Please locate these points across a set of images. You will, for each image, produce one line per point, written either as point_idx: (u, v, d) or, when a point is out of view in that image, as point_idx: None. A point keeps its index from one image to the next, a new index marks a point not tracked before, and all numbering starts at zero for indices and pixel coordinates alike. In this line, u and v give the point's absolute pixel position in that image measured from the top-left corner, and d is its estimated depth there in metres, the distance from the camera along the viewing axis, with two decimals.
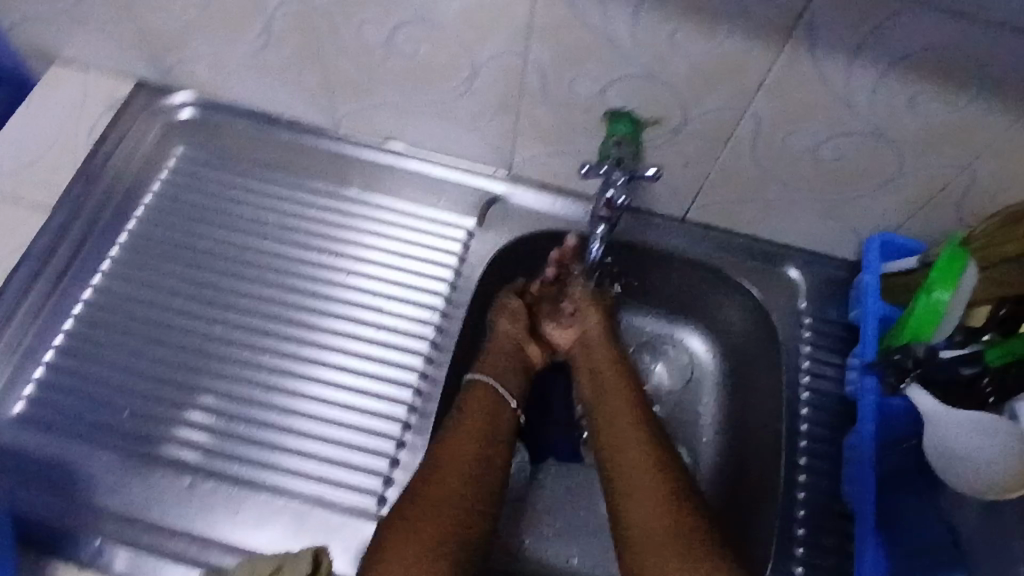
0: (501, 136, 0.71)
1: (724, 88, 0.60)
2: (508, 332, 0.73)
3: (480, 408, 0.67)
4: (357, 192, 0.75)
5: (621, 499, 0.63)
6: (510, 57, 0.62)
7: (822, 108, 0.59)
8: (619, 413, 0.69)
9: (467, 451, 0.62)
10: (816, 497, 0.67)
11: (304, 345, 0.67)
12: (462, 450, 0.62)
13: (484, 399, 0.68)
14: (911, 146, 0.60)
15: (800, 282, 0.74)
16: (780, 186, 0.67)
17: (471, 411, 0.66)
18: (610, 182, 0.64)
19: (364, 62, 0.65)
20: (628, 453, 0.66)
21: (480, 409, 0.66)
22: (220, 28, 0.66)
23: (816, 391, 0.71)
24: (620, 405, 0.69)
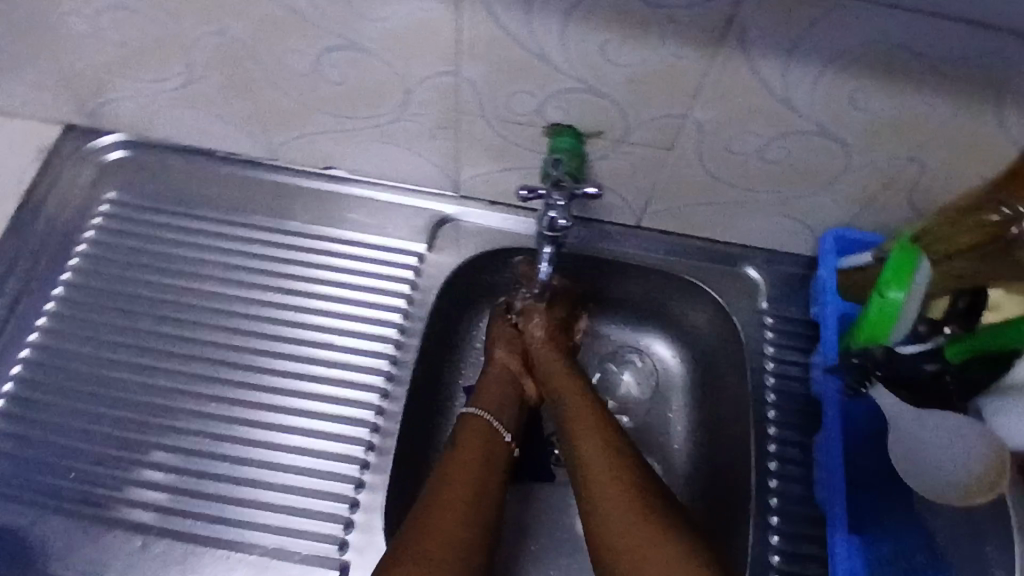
0: (443, 157, 0.68)
1: (662, 97, 0.57)
2: (504, 362, 0.71)
3: (474, 441, 0.64)
4: (301, 224, 0.73)
5: (599, 525, 0.60)
6: (441, 78, 0.59)
7: (764, 110, 0.57)
8: (587, 431, 0.66)
9: (463, 491, 0.60)
10: (790, 503, 0.65)
11: (253, 389, 0.66)
12: (458, 490, 0.60)
13: (477, 430, 0.65)
14: (857, 141, 0.58)
15: (759, 282, 0.73)
16: (731, 189, 0.65)
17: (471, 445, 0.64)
18: (550, 203, 0.61)
19: (291, 91, 0.63)
20: (599, 475, 0.63)
21: (471, 442, 0.64)
22: (142, 66, 0.64)
23: (782, 393, 0.69)
24: (589, 423, 0.66)
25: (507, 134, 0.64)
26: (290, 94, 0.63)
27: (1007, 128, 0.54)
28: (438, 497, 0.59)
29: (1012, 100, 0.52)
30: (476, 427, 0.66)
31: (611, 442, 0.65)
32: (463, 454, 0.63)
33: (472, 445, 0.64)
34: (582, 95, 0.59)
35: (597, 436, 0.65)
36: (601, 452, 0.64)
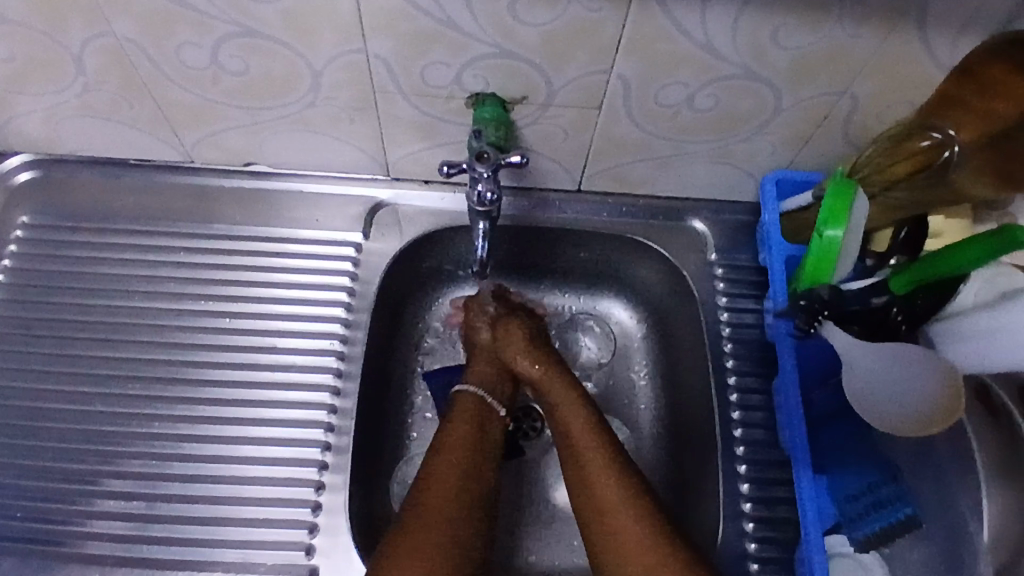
0: (367, 140, 0.65)
1: (582, 54, 0.55)
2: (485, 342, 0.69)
3: (465, 422, 0.63)
4: (230, 225, 0.70)
5: (580, 501, 0.59)
6: (349, 58, 0.56)
7: (687, 58, 0.55)
8: (565, 404, 0.64)
9: (454, 474, 0.59)
10: (757, 451, 0.65)
11: (199, 402, 0.64)
12: (450, 467, 0.59)
13: (469, 411, 0.64)
14: (784, 80, 0.56)
15: (706, 233, 0.72)
16: (666, 142, 0.64)
17: (456, 428, 0.62)
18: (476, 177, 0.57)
19: (195, 87, 0.60)
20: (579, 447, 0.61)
21: (464, 418, 0.63)
22: (30, 79, 0.60)
23: (739, 342, 0.68)
24: (565, 398, 0.64)
25: (428, 109, 0.61)
26: (194, 91, 0.60)
27: (932, 50, 0.52)
28: (431, 479, 0.59)
29: (934, 19, 0.50)
30: (470, 405, 0.64)
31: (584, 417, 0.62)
32: (455, 431, 0.62)
33: (461, 425, 0.62)
34: (498, 60, 0.56)
35: (575, 413, 0.63)
36: (579, 429, 0.62)
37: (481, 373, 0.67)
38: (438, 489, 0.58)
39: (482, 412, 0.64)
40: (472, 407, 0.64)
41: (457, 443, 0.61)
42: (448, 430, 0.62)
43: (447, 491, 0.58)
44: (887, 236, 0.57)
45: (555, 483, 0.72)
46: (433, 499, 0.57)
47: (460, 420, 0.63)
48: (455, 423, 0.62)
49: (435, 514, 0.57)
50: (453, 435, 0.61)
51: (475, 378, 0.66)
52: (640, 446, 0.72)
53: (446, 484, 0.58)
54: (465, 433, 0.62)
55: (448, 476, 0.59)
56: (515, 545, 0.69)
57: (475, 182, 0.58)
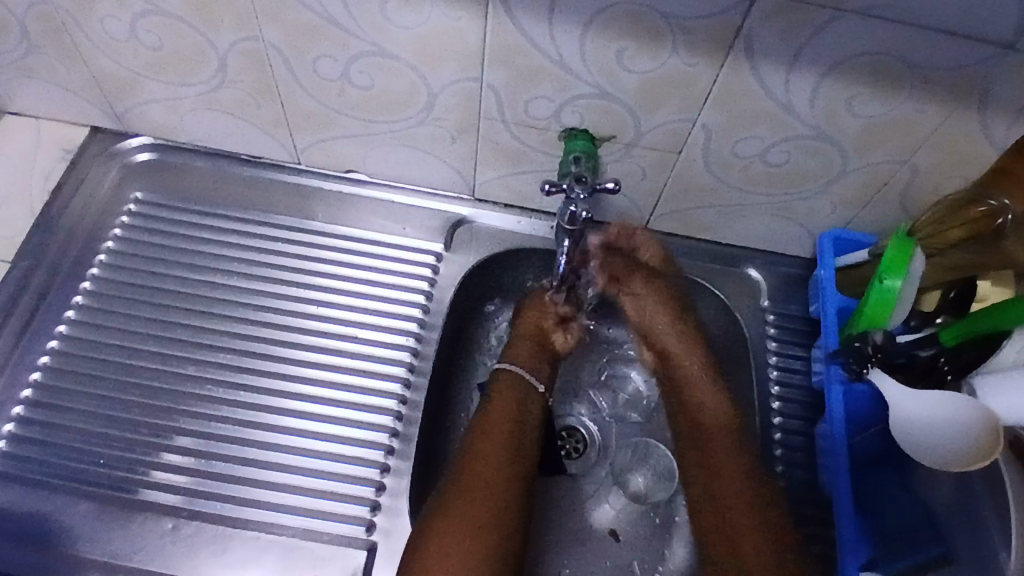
0: (462, 160, 0.72)
1: (673, 102, 0.62)
2: (529, 323, 0.75)
3: (507, 407, 0.70)
4: (323, 223, 0.76)
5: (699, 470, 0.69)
6: (464, 84, 0.63)
7: (767, 115, 0.61)
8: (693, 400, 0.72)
9: (499, 443, 0.67)
10: (795, 488, 0.69)
11: (278, 378, 0.69)
12: (495, 436, 0.67)
13: (508, 403, 0.70)
14: (852, 145, 0.62)
15: (761, 280, 0.77)
16: (736, 192, 0.70)
17: (498, 402, 0.70)
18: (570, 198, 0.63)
19: (319, 94, 0.66)
20: (702, 419, 0.71)
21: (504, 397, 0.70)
22: (174, 70, 0.67)
23: (786, 385, 0.73)
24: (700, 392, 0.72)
25: (524, 138, 0.67)
26: (318, 98, 0.67)
27: (990, 131, 0.58)
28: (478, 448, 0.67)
29: (994, 104, 0.56)
30: (508, 382, 0.71)
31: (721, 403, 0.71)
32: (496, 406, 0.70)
33: (499, 421, 0.69)
34: (595, 100, 0.63)
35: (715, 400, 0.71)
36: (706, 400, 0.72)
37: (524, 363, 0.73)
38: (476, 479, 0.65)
39: (518, 402, 0.70)
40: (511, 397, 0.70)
41: (497, 434, 0.68)
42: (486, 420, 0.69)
43: (489, 461, 0.66)
44: (936, 297, 0.62)
45: (595, 502, 0.75)
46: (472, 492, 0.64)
47: (499, 417, 0.69)
48: (494, 418, 0.69)
49: (473, 502, 0.63)
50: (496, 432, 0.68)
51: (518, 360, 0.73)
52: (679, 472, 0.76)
53: (487, 466, 0.65)
54: (501, 423, 0.68)
55: (486, 468, 0.65)
56: (553, 554, 0.72)
57: (569, 202, 0.63)
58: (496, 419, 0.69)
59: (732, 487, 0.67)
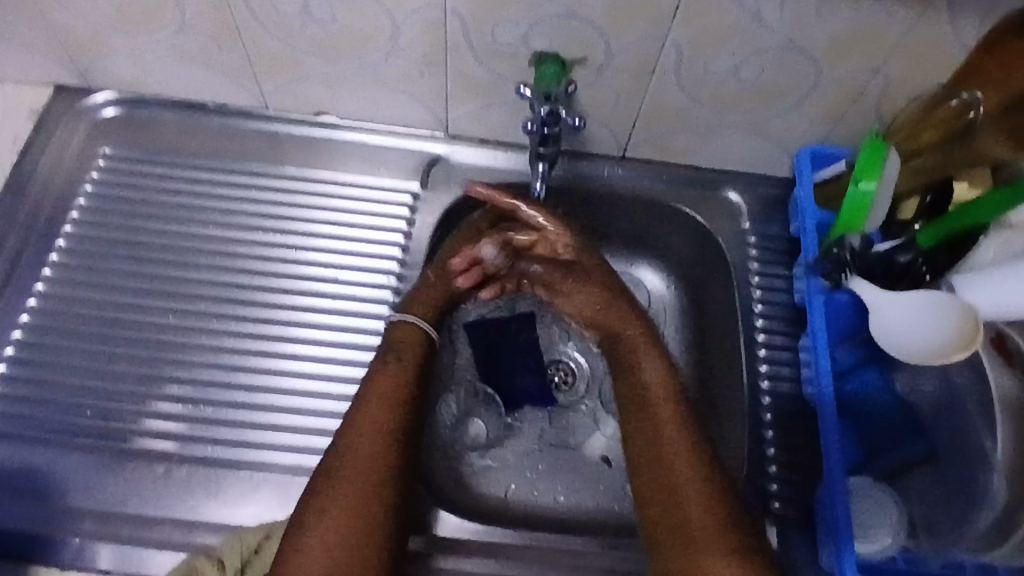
0: (433, 95, 0.70)
1: (641, 20, 0.60)
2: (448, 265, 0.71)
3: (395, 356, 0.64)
4: (297, 168, 0.75)
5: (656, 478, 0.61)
6: (428, 14, 0.62)
7: (737, 28, 0.60)
8: (649, 375, 0.67)
9: (396, 385, 0.62)
10: (780, 402, 0.68)
11: (263, 323, 0.69)
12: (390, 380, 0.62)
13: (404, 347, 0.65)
14: (823, 54, 0.61)
15: (740, 204, 0.77)
16: (710, 112, 0.69)
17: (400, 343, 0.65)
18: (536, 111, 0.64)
19: (283, 34, 0.65)
20: (660, 420, 0.64)
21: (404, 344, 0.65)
22: (132, 18, 0.65)
23: (769, 303, 0.73)
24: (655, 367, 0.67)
25: (494, 67, 0.66)
26: (281, 38, 0.65)
27: (959, 32, 0.56)
28: (370, 387, 0.62)
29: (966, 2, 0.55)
30: (408, 332, 0.66)
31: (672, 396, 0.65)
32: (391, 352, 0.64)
33: (385, 386, 0.62)
34: (563, 22, 0.61)
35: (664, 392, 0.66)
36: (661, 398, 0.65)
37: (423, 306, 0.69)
38: (356, 452, 0.59)
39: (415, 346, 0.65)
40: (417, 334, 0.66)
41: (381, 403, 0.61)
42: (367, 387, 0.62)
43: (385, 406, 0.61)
44: (915, 203, 0.59)
45: (588, 431, 0.76)
46: (348, 471, 0.58)
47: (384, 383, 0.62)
48: (378, 385, 0.62)
49: (349, 488, 0.57)
50: (379, 400, 0.61)
51: (418, 308, 0.69)
52: None
53: (368, 441, 0.59)
54: (393, 380, 0.62)
55: (365, 442, 0.59)
56: (547, 483, 0.74)
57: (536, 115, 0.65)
58: (381, 375, 0.62)
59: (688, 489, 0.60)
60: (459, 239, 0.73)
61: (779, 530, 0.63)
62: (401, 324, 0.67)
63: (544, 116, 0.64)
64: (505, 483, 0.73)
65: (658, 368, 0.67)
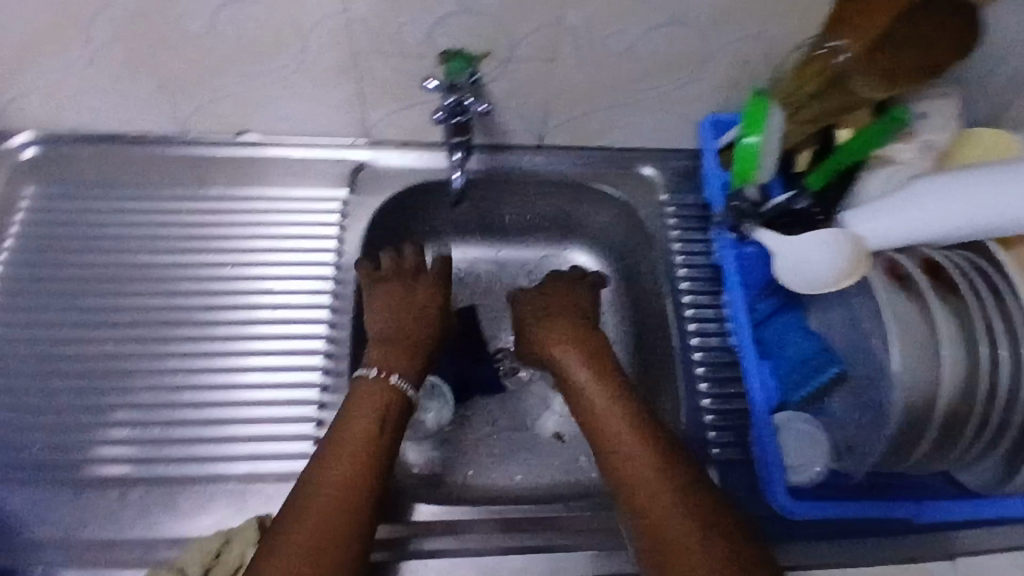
0: (350, 102, 0.73)
1: (537, 10, 0.64)
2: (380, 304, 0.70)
3: (367, 414, 0.60)
4: (224, 188, 0.77)
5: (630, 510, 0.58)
6: (334, 23, 0.64)
7: (625, 10, 0.64)
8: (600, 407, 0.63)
9: (364, 436, 0.58)
10: (711, 354, 0.72)
11: (206, 340, 0.70)
12: (357, 431, 0.59)
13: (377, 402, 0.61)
14: (708, 26, 0.66)
15: (655, 176, 0.81)
16: (614, 92, 0.73)
17: (367, 395, 0.61)
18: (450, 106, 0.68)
19: (195, 56, 0.67)
20: (620, 448, 0.60)
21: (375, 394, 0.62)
22: (41, 56, 0.66)
23: (691, 266, 0.76)
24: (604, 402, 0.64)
25: (405, 68, 0.69)
26: (194, 60, 0.67)
27: None
28: (340, 435, 0.58)
29: None
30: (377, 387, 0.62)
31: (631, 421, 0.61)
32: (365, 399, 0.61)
33: (356, 444, 0.58)
34: (463, 17, 0.64)
35: (617, 419, 0.62)
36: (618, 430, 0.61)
37: (392, 363, 0.65)
38: (315, 504, 0.54)
39: (388, 402, 0.62)
40: (393, 395, 0.62)
41: (350, 464, 0.57)
42: (335, 442, 0.58)
43: (354, 454, 0.57)
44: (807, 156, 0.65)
45: (539, 411, 0.79)
46: (306, 524, 0.53)
47: (356, 440, 0.58)
48: (349, 443, 0.58)
49: (308, 541, 0.52)
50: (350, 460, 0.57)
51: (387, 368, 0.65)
52: None
53: (332, 491, 0.55)
54: (360, 440, 0.58)
55: (328, 492, 0.55)
56: (502, 465, 0.76)
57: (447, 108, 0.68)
58: (347, 435, 0.58)
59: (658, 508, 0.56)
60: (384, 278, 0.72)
61: (722, 472, 0.66)
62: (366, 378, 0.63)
63: (472, 106, 0.69)
64: (463, 469, 0.75)
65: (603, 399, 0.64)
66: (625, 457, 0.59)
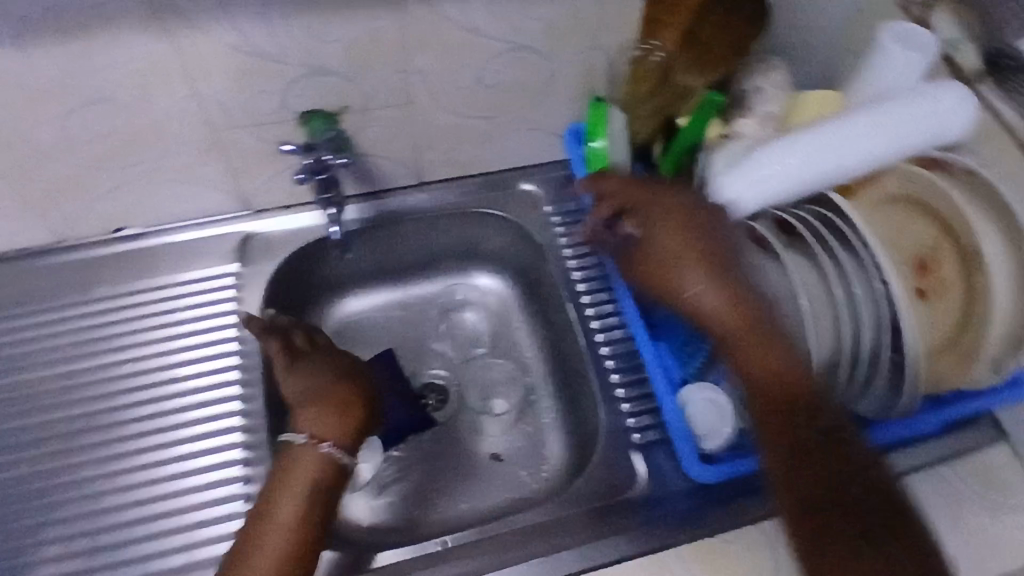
0: (223, 177, 0.74)
1: (382, 58, 0.67)
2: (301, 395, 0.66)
3: (291, 493, 0.60)
4: (112, 285, 0.76)
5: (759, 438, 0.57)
6: (189, 104, 0.66)
7: (465, 44, 0.68)
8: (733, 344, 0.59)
9: (293, 515, 0.59)
10: (618, 347, 0.75)
11: (119, 440, 0.70)
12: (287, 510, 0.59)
13: (303, 478, 0.60)
14: (546, 45, 0.70)
15: (537, 191, 0.84)
16: (477, 121, 0.76)
17: (296, 466, 0.61)
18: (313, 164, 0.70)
19: (59, 158, 0.68)
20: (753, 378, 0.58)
21: (307, 468, 0.61)
22: None
23: (585, 269, 0.80)
24: (733, 332, 0.59)
25: (269, 135, 0.71)
26: (59, 162, 0.68)
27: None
28: (269, 512, 0.59)
29: None
30: (310, 459, 0.61)
31: (761, 334, 0.58)
32: (299, 467, 0.61)
33: (277, 530, 0.58)
34: (312, 78, 0.67)
35: (758, 351, 0.58)
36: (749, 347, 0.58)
37: (329, 427, 0.64)
38: None
39: (321, 477, 0.61)
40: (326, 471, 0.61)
41: (271, 547, 0.57)
42: (256, 522, 0.59)
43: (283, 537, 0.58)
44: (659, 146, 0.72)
45: (473, 437, 0.80)
46: None
47: (278, 526, 0.58)
48: (270, 528, 0.58)
49: None
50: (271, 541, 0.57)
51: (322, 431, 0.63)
52: (530, 376, 0.84)
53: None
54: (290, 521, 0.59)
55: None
56: (447, 498, 0.76)
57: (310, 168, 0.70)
58: (275, 515, 0.59)
59: (793, 438, 0.55)
60: (300, 379, 0.68)
61: (646, 455, 0.69)
62: (298, 450, 0.62)
63: (332, 161, 0.71)
64: (409, 510, 0.75)
65: (738, 329, 0.58)
66: (765, 398, 0.57)
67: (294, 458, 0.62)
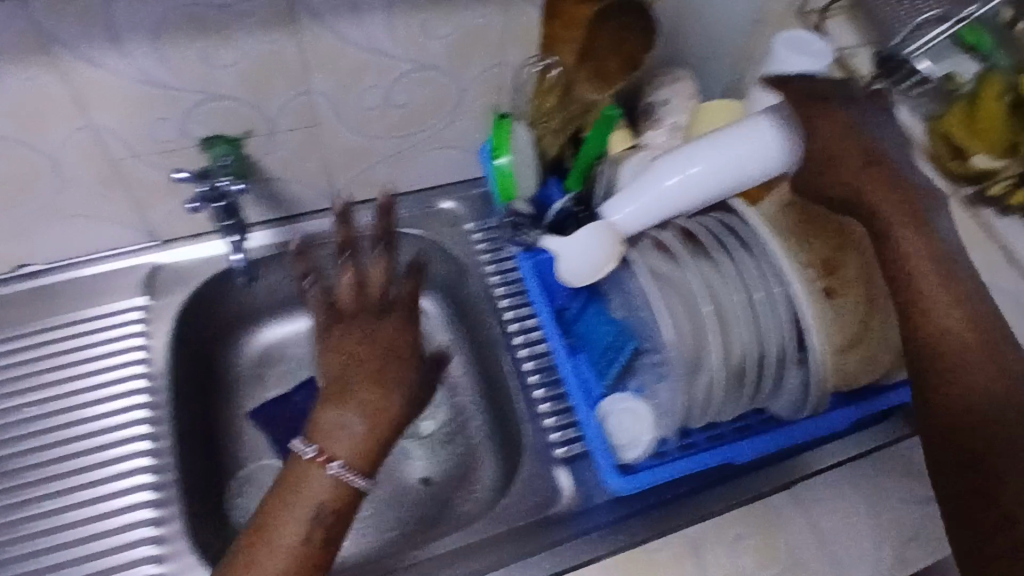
0: (126, 210, 0.72)
1: (282, 83, 0.66)
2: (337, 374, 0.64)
3: (298, 515, 0.57)
4: (14, 326, 0.74)
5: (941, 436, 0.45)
6: (81, 139, 0.64)
7: (367, 66, 0.67)
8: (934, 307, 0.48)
9: (299, 539, 0.57)
10: (541, 361, 0.75)
11: (23, 487, 0.68)
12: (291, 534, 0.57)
13: (312, 502, 0.58)
14: (450, 65, 0.70)
15: (457, 208, 0.84)
16: (389, 141, 0.76)
17: (311, 485, 0.58)
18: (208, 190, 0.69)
19: None
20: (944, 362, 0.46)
21: (325, 492, 0.58)
22: None
23: (507, 284, 0.80)
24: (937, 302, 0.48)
25: (171, 164, 0.69)
26: None
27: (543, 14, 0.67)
28: (272, 534, 0.57)
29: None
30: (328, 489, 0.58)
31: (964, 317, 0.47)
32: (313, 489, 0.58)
33: (278, 553, 0.56)
34: (211, 105, 0.65)
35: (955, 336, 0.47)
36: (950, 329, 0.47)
37: (339, 444, 0.60)
38: None
39: (337, 506, 0.59)
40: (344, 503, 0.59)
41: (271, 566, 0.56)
42: (258, 534, 0.57)
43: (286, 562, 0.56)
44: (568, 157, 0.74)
45: (401, 462, 0.79)
46: None
47: (278, 548, 0.57)
48: (271, 548, 0.56)
49: None
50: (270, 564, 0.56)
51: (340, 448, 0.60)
52: (460, 395, 0.83)
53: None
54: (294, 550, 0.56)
55: None
56: (376, 527, 0.75)
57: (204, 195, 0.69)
58: (276, 538, 0.57)
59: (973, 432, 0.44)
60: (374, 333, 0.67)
61: (572, 471, 0.69)
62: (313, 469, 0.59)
63: (228, 188, 0.70)
64: None
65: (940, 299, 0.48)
66: (952, 383, 0.46)
67: (309, 476, 0.59)
